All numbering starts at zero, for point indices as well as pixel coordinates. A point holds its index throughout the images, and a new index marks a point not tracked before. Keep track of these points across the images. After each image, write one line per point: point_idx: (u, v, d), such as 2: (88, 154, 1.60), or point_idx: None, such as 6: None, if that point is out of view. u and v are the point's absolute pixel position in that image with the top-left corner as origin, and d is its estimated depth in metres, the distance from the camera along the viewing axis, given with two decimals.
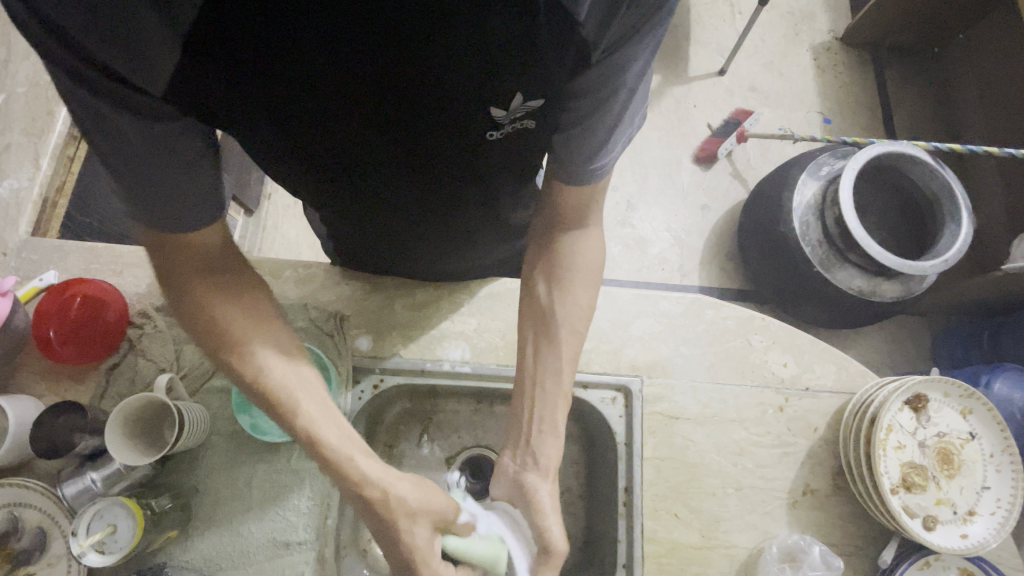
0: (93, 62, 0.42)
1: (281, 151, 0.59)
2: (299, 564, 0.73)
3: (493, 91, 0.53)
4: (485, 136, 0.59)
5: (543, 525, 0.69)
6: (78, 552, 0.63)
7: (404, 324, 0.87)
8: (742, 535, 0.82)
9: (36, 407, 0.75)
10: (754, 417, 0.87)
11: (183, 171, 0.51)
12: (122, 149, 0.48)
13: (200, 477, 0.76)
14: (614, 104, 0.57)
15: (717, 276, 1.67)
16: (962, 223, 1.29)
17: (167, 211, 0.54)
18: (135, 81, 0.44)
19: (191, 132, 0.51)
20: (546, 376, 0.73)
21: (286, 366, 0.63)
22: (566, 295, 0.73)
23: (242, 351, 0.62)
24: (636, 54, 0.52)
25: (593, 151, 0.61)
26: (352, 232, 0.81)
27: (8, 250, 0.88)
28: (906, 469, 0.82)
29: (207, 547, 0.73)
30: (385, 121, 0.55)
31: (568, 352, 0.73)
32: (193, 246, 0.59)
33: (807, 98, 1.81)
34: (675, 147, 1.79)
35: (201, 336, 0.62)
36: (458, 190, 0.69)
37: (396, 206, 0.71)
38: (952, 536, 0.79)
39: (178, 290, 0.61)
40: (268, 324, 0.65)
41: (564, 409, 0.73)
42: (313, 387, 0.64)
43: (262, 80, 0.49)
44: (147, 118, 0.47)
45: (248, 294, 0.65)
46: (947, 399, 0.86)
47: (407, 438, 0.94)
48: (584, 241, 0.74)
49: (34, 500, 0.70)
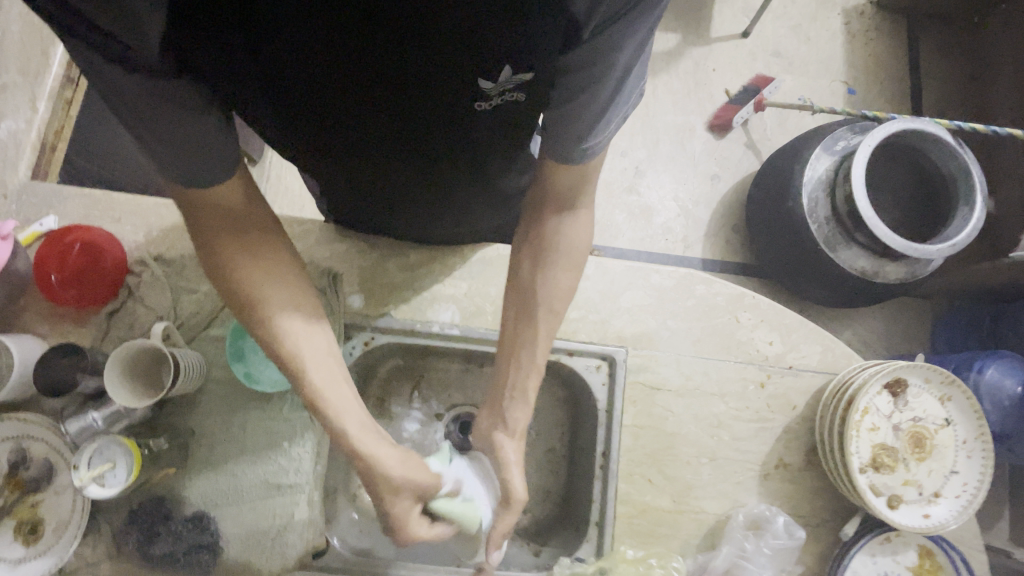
0: (81, 19, 0.42)
1: (273, 115, 0.59)
2: (290, 505, 0.78)
3: (480, 63, 0.51)
4: (473, 106, 0.58)
5: (505, 477, 0.71)
6: (80, 483, 0.67)
7: (397, 285, 0.88)
8: (712, 502, 0.85)
9: (41, 347, 0.78)
10: (735, 392, 0.89)
11: (188, 130, 0.51)
12: (131, 107, 0.48)
13: (196, 420, 0.80)
14: (609, 82, 0.53)
15: (720, 248, 1.65)
16: (975, 208, 1.26)
17: (183, 166, 0.53)
18: (121, 37, 0.43)
19: (191, 95, 0.49)
20: (520, 346, 0.72)
21: (298, 330, 0.62)
22: (550, 278, 0.71)
23: (264, 311, 0.61)
24: (626, 34, 0.48)
25: (584, 129, 0.57)
26: (349, 199, 0.81)
27: (9, 192, 0.88)
28: (877, 450, 0.84)
29: (204, 484, 0.78)
30: (373, 89, 0.54)
31: (543, 328, 0.72)
32: (219, 204, 0.59)
33: (832, 66, 1.74)
34: (690, 112, 1.73)
35: (227, 296, 0.62)
36: (451, 159, 0.69)
37: (389, 171, 0.71)
38: (915, 516, 0.83)
39: (206, 248, 0.61)
40: (294, 286, 0.64)
41: (538, 377, 0.72)
42: (329, 357, 0.64)
43: (246, 47, 0.49)
44: (139, 73, 0.45)
45: (261, 251, 0.63)
46: (927, 385, 0.87)
47: (400, 392, 0.98)
48: (572, 224, 0.70)
49: (44, 435, 0.76)
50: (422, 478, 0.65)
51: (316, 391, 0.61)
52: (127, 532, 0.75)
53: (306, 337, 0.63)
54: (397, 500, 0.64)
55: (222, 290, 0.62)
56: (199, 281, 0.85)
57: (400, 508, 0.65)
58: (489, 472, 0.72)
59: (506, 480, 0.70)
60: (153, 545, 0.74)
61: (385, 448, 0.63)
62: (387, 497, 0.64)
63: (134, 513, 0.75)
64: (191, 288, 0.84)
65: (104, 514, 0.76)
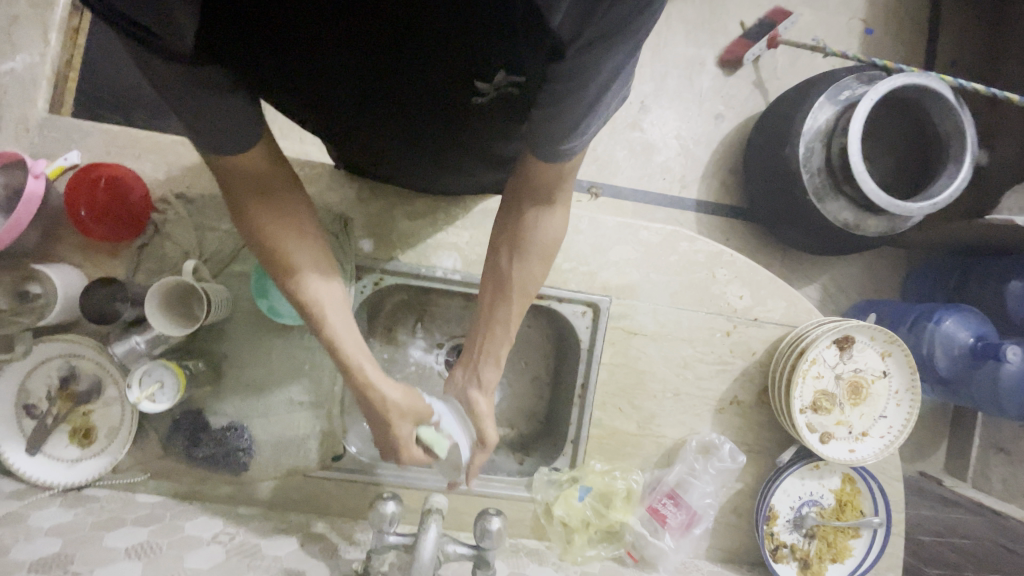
0: (125, 19, 0.46)
1: (293, 92, 0.65)
2: (311, 419, 0.92)
3: (479, 67, 0.58)
4: (473, 100, 0.64)
5: (479, 426, 0.81)
6: (136, 401, 0.80)
7: (403, 231, 0.96)
8: (672, 429, 0.99)
9: (80, 278, 0.86)
10: (703, 338, 1.01)
11: (222, 111, 0.56)
12: (167, 93, 0.53)
13: (225, 346, 0.91)
14: (589, 95, 0.55)
15: (715, 190, 1.69)
16: (962, 168, 1.31)
17: (216, 141, 0.59)
18: (160, 34, 0.48)
19: (218, 83, 0.54)
20: (495, 321, 0.80)
21: (314, 280, 0.71)
22: (525, 268, 0.78)
23: (288, 266, 0.70)
24: (606, 56, 0.51)
25: (562, 134, 0.60)
26: (357, 160, 0.87)
27: (31, 124, 0.92)
28: (818, 394, 0.97)
29: (234, 400, 0.90)
30: (383, 76, 0.61)
31: (518, 307, 0.80)
32: (249, 171, 0.65)
33: (854, 1, 1.68)
34: (702, 45, 1.68)
35: (254, 250, 0.70)
36: (452, 139, 0.74)
37: (393, 143, 0.77)
38: (842, 449, 0.97)
39: (239, 210, 0.68)
40: (314, 247, 0.73)
41: (509, 349, 0.82)
42: (345, 309, 0.73)
43: (264, 37, 0.55)
44: (172, 61, 0.50)
45: (286, 207, 0.70)
46: (872, 342, 0.98)
47: (405, 323, 1.09)
48: (549, 219, 0.76)
49: (86, 353, 0.87)
50: (422, 405, 0.76)
51: (335, 332, 0.71)
52: (172, 437, 0.88)
53: (326, 292, 0.72)
54: (397, 422, 0.73)
55: (249, 239, 0.70)
56: (220, 219, 0.91)
57: (402, 425, 0.73)
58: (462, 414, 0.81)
59: (482, 429, 0.80)
60: (196, 448, 0.88)
61: (387, 380, 0.73)
62: (384, 421, 0.73)
63: (177, 421, 0.88)
64: (213, 226, 0.91)
65: (151, 420, 0.88)
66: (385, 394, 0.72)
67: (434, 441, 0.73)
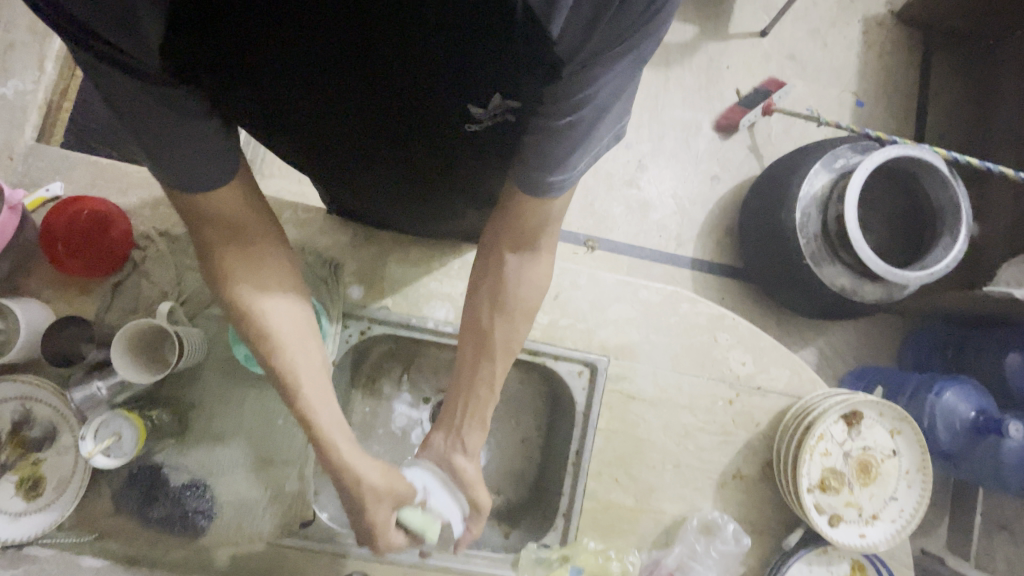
0: (82, 28, 0.44)
1: (270, 115, 0.61)
2: (281, 479, 0.84)
3: (470, 92, 0.55)
4: (463, 127, 0.61)
5: (472, 495, 0.76)
6: (88, 455, 0.72)
7: (395, 279, 0.92)
8: (671, 504, 0.92)
9: (47, 315, 0.81)
10: (704, 405, 0.95)
11: (188, 132, 0.53)
12: (133, 112, 0.51)
13: (195, 395, 0.85)
14: (582, 116, 0.53)
15: (712, 249, 1.68)
16: (958, 239, 1.31)
17: (185, 163, 0.56)
18: (130, 52, 0.46)
19: (187, 102, 0.51)
20: (479, 382, 0.75)
21: (273, 306, 0.67)
22: (512, 323, 0.74)
23: (242, 297, 0.66)
24: (605, 72, 0.49)
25: (553, 164, 0.57)
26: (343, 194, 0.83)
27: (15, 154, 0.89)
28: (826, 473, 0.92)
29: (201, 455, 0.83)
30: (369, 100, 0.57)
31: (501, 364, 0.76)
32: (211, 213, 0.62)
33: (845, 75, 1.74)
34: (699, 109, 1.72)
35: (212, 283, 0.67)
36: (439, 168, 0.71)
37: (380, 172, 0.73)
38: (852, 534, 0.91)
39: (200, 243, 0.65)
40: (277, 271, 0.69)
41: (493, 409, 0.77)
42: (306, 339, 0.69)
43: (234, 49, 0.50)
44: (139, 78, 0.48)
45: (247, 235, 0.67)
46: (881, 418, 0.94)
47: (390, 374, 1.04)
48: (533, 267, 0.73)
49: (43, 397, 0.80)
50: (401, 486, 0.71)
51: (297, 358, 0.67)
52: (125, 495, 0.80)
53: (285, 317, 0.68)
54: (380, 503, 0.69)
55: (207, 268, 0.66)
56: None
57: (380, 509, 0.69)
58: (445, 480, 0.76)
59: (473, 498, 0.76)
60: (151, 508, 0.79)
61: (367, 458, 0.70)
62: (366, 501, 0.68)
63: (133, 476, 0.80)
64: (195, 265, 0.87)
65: (104, 474, 0.80)
66: (359, 473, 0.68)
67: (424, 527, 0.70)
